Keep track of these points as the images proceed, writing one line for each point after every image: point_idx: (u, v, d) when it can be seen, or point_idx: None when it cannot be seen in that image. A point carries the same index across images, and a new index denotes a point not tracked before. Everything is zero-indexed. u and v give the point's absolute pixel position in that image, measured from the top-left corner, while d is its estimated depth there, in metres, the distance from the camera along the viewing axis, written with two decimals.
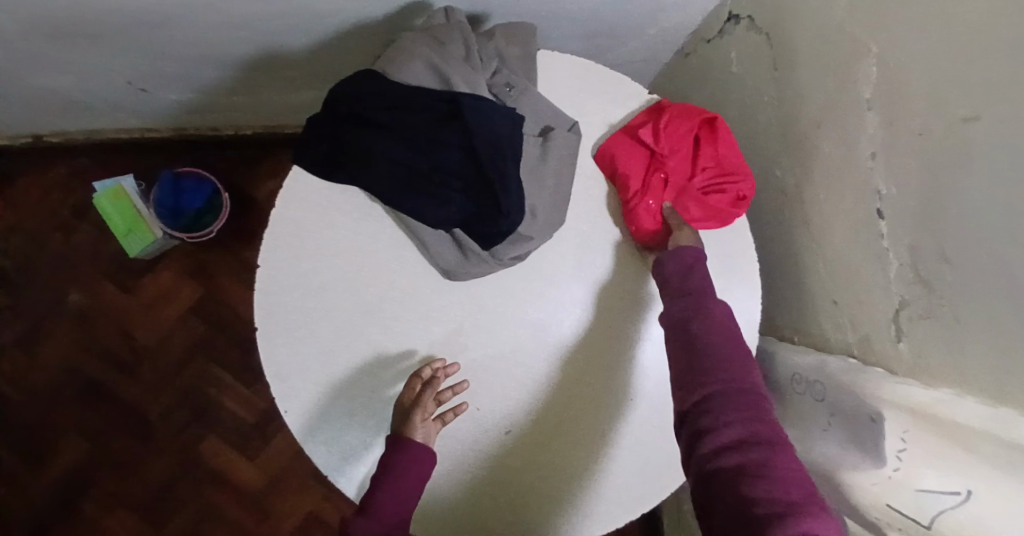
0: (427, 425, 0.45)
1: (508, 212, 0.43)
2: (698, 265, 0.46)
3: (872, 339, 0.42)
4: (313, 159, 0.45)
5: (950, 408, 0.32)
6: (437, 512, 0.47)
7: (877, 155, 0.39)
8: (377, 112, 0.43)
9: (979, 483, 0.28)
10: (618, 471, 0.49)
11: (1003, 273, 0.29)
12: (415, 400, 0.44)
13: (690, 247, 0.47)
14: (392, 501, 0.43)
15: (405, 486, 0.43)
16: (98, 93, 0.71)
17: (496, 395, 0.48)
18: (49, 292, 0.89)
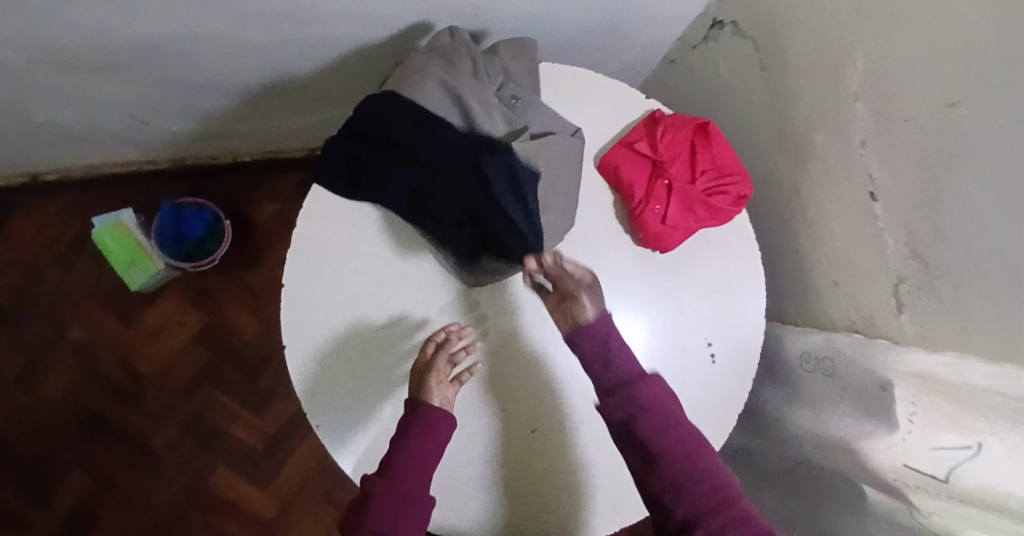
0: (444, 388, 0.46)
1: (528, 237, 0.44)
2: (612, 339, 0.47)
3: (875, 318, 0.44)
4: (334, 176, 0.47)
5: (959, 372, 0.35)
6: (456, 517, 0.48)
7: (867, 142, 0.42)
8: (400, 138, 0.45)
9: (992, 438, 0.31)
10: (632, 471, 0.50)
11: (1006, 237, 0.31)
12: (428, 364, 0.45)
13: (602, 324, 0.47)
14: (411, 465, 0.44)
15: (422, 448, 0.44)
16: (107, 126, 0.72)
17: (519, 398, 0.50)
18: (50, 326, 0.89)
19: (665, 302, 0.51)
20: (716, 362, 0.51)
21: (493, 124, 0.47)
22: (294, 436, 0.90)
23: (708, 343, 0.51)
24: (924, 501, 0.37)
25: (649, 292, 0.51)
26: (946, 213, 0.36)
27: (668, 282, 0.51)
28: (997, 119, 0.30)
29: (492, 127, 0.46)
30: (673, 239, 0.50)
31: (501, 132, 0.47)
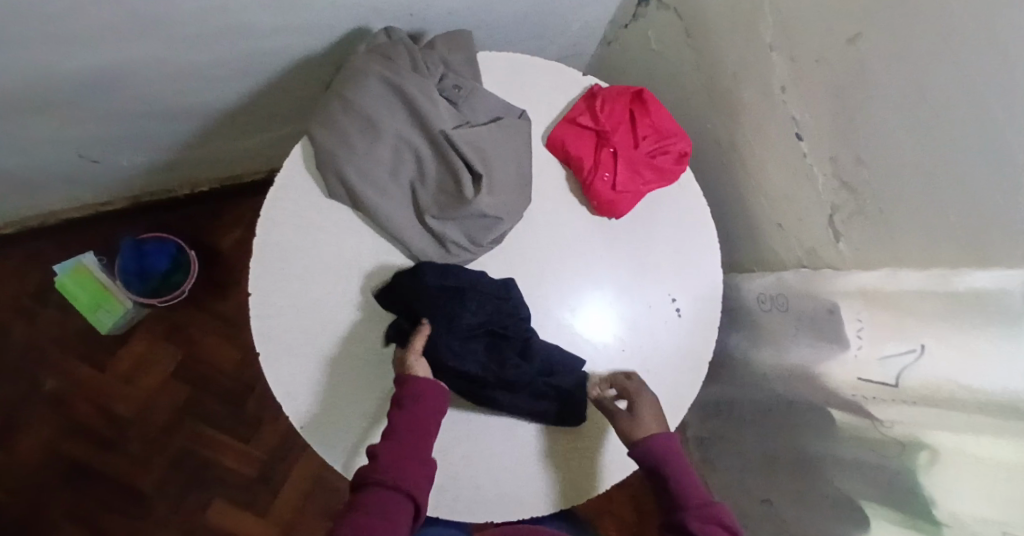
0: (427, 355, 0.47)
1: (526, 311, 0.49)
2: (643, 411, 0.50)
3: (818, 251, 0.47)
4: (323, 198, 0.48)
5: (894, 282, 0.38)
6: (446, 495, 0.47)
7: (786, 88, 0.45)
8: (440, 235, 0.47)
9: (931, 340, 0.35)
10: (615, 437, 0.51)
11: (923, 149, 0.35)
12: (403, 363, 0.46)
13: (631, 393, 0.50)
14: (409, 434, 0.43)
15: (419, 415, 0.44)
16: (59, 168, 0.72)
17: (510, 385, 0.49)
18: (21, 382, 0.86)
19: (626, 266, 0.53)
20: (682, 315, 0.53)
21: (439, 114, 0.49)
22: (287, 458, 0.89)
23: (672, 299, 0.53)
24: (882, 410, 0.40)
25: (611, 258, 0.53)
26: (864, 139, 0.39)
27: (628, 247, 0.54)
28: (904, 39, 0.33)
29: (439, 117, 0.49)
30: (626, 204, 0.52)
31: (448, 120, 0.49)
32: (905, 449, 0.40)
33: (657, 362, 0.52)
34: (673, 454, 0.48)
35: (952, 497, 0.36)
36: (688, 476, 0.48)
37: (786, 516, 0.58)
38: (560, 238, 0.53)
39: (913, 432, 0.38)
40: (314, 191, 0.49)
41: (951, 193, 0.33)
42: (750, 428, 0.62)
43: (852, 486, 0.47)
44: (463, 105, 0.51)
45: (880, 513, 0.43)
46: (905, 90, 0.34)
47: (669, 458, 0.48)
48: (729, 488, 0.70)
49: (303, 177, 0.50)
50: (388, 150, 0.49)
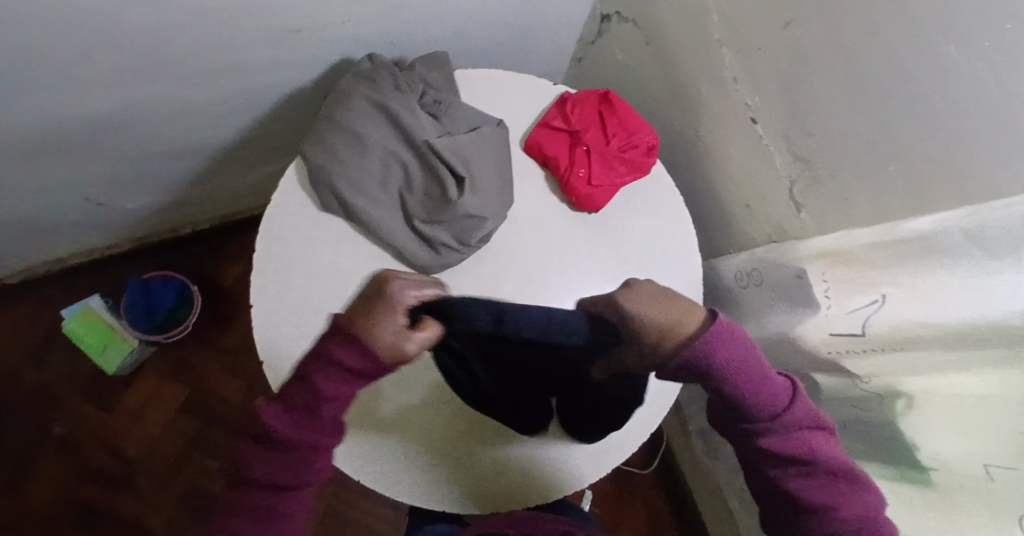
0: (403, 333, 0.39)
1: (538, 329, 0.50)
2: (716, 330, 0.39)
3: (784, 224, 0.50)
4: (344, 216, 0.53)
5: (847, 240, 0.41)
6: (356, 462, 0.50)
7: (738, 78, 0.49)
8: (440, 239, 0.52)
9: (890, 289, 0.38)
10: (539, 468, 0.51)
11: (861, 113, 0.38)
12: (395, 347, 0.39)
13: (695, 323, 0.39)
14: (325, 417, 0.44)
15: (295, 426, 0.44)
16: (67, 213, 0.76)
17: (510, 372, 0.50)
18: (31, 428, 0.87)
19: (608, 255, 0.56)
20: None
21: (422, 126, 0.53)
22: None
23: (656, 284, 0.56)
24: (856, 364, 0.43)
25: (593, 249, 0.56)
26: (809, 113, 0.43)
27: (608, 237, 0.57)
28: (831, 18, 0.37)
29: (422, 128, 0.53)
30: (603, 197, 0.55)
31: (431, 131, 0.53)
32: (884, 400, 0.41)
33: None
34: (732, 356, 0.39)
35: (933, 439, 0.38)
36: (756, 379, 0.40)
37: None
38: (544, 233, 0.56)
39: (888, 382, 0.40)
40: (310, 205, 0.53)
41: (889, 149, 0.37)
42: None
43: (846, 448, 0.48)
44: (444, 118, 0.55)
45: (874, 468, 0.45)
46: (838, 63, 0.39)
47: (727, 368, 0.39)
48: (737, 475, 0.70)
49: (299, 193, 0.53)
50: (376, 161, 0.53)
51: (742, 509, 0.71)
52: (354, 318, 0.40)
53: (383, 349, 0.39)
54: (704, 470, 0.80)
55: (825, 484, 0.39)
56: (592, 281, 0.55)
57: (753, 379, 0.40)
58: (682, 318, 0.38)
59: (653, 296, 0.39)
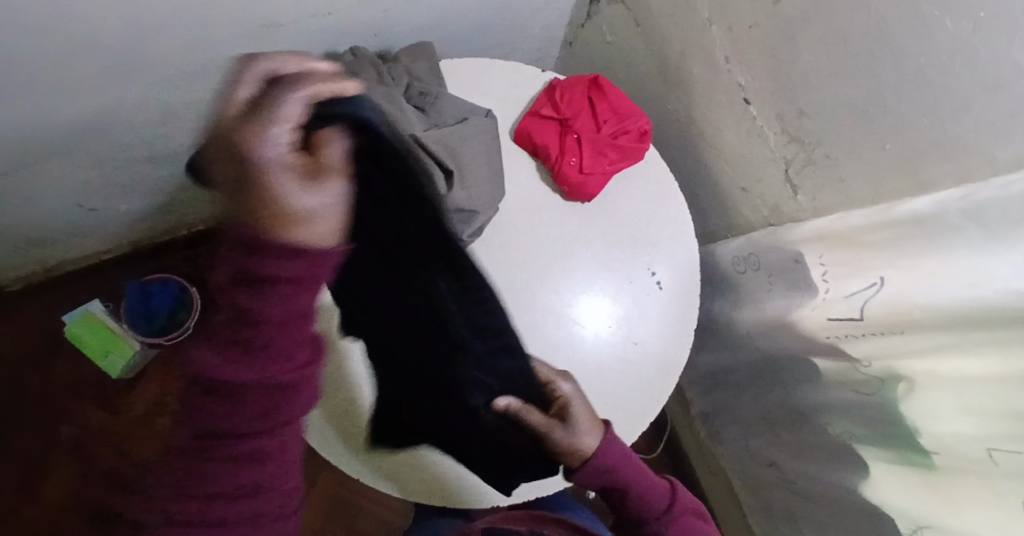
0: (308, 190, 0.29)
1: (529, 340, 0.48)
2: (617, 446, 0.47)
3: (780, 206, 0.49)
4: None
5: (845, 222, 0.40)
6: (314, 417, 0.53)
7: (730, 58, 0.48)
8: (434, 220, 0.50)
9: (888, 271, 0.37)
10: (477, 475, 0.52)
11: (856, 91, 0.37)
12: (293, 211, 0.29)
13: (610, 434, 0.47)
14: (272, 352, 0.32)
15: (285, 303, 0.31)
16: (62, 218, 0.75)
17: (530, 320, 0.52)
18: (40, 431, 0.88)
19: (603, 243, 0.55)
20: (663, 286, 0.55)
21: (407, 120, 0.52)
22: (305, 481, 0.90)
23: (652, 272, 0.55)
24: (856, 347, 0.42)
25: (587, 239, 0.55)
26: (802, 91, 0.41)
27: (600, 225, 0.56)
28: None
29: (407, 122, 0.51)
30: (595, 185, 0.54)
31: (417, 124, 0.52)
32: (884, 384, 0.41)
33: (645, 331, 0.54)
34: (627, 464, 0.47)
35: (933, 421, 0.37)
36: (643, 478, 0.48)
37: (794, 474, 0.58)
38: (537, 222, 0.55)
39: (888, 366, 0.40)
40: None
41: (885, 128, 0.36)
42: (747, 394, 0.63)
43: (847, 431, 0.48)
44: (431, 110, 0.54)
45: (876, 450, 0.45)
46: (830, 40, 0.37)
47: (624, 471, 0.47)
48: (741, 458, 0.70)
49: None
50: None
51: (745, 493, 0.71)
52: (246, 216, 0.28)
53: (284, 227, 0.29)
54: (707, 454, 0.80)
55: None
56: (586, 270, 0.54)
57: (638, 473, 0.48)
58: (591, 432, 0.46)
59: (585, 417, 0.46)
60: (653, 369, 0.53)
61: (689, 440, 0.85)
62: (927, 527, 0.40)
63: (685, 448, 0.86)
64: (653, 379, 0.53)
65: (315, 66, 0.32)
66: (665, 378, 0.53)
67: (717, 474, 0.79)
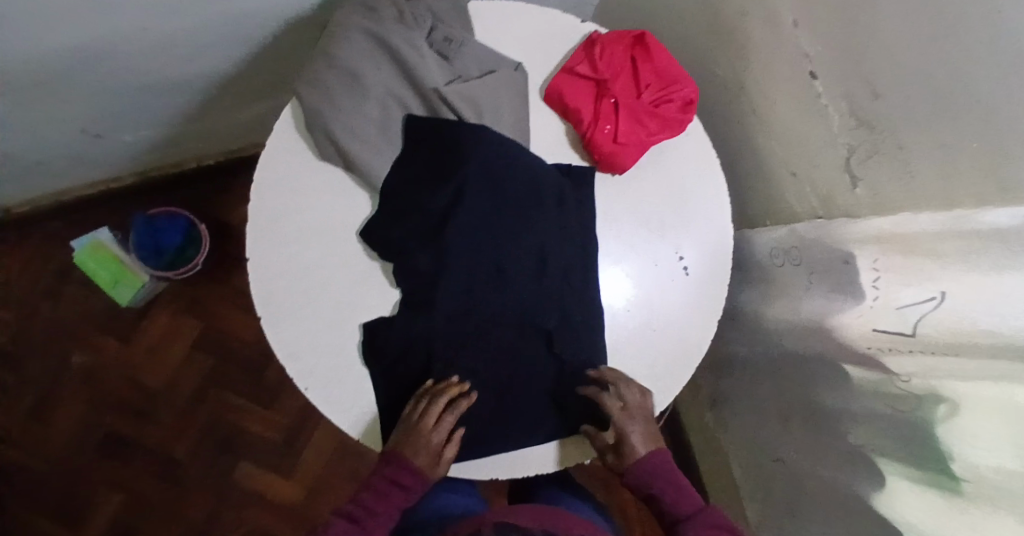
0: None
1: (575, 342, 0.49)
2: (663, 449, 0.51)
3: (833, 196, 0.44)
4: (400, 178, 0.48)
5: (910, 225, 0.36)
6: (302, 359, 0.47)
7: (799, 21, 0.42)
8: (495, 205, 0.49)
9: (953, 285, 0.32)
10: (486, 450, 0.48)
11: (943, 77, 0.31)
12: None
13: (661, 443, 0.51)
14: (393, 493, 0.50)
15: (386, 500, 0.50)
16: (64, 146, 0.72)
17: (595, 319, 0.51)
18: (52, 357, 0.90)
19: (631, 221, 0.51)
20: (689, 273, 0.51)
21: (429, 70, 0.48)
22: (307, 425, 0.91)
23: (680, 255, 0.51)
24: (897, 362, 0.38)
25: (613, 213, 0.51)
26: (879, 69, 0.36)
27: (631, 202, 0.52)
28: None
29: (429, 73, 0.48)
30: (629, 157, 0.49)
31: (439, 76, 0.48)
32: (923, 402, 0.37)
33: (665, 318, 0.51)
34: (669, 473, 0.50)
35: (970, 450, 0.34)
36: (683, 492, 0.50)
37: (801, 473, 0.57)
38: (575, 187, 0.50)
39: (930, 385, 0.36)
40: (306, 153, 0.49)
41: (968, 126, 0.30)
42: (764, 386, 0.60)
43: (869, 441, 0.45)
44: (454, 59, 0.50)
45: (897, 466, 0.42)
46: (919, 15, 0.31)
47: (660, 481, 0.50)
48: (746, 447, 0.69)
49: (293, 139, 0.49)
50: (376, 107, 0.48)
51: (747, 481, 0.70)
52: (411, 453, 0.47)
53: None
54: (709, 437, 0.79)
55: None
56: (612, 247, 0.51)
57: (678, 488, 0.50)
58: (643, 442, 0.49)
59: (643, 427, 0.48)
60: (670, 359, 0.50)
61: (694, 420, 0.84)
62: None
63: (689, 427, 0.85)
64: (668, 369, 0.50)
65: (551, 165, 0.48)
66: (681, 369, 0.51)
67: (718, 457, 0.78)
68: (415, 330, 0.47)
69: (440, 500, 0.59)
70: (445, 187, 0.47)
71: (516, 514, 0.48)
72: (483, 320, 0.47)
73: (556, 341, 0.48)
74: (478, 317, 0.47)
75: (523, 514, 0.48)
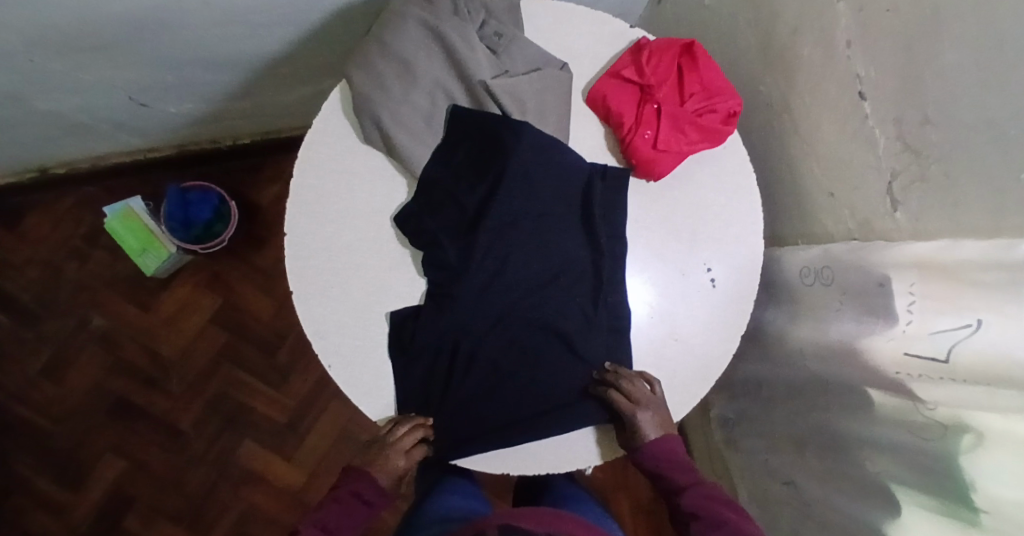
0: None
1: (593, 347, 0.49)
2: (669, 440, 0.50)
3: (871, 221, 0.44)
4: (432, 179, 0.48)
5: (949, 252, 0.35)
6: (333, 344, 0.47)
7: (853, 43, 0.42)
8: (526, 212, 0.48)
9: (989, 314, 0.32)
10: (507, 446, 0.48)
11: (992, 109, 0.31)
12: None
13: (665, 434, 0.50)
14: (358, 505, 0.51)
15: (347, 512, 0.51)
16: (108, 111, 0.74)
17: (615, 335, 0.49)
18: (73, 317, 0.91)
19: (662, 229, 0.52)
20: (716, 286, 0.51)
21: (478, 63, 0.48)
22: (315, 408, 0.92)
23: (707, 268, 0.51)
24: (926, 389, 0.38)
25: (645, 219, 0.52)
26: (931, 95, 0.36)
27: (665, 210, 0.52)
28: None
29: (477, 65, 0.48)
30: (667, 164, 0.50)
31: (488, 69, 0.49)
32: (947, 433, 0.37)
33: (688, 329, 0.51)
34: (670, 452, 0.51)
35: (992, 483, 0.33)
36: (679, 465, 0.51)
37: (811, 499, 0.56)
38: (611, 190, 0.50)
39: (956, 413, 0.36)
40: (349, 136, 0.50)
41: (1012, 158, 0.30)
42: (779, 409, 0.60)
43: (887, 471, 0.45)
44: (503, 55, 0.50)
45: (914, 497, 0.41)
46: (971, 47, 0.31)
47: (662, 459, 0.50)
48: (754, 469, 0.68)
49: (339, 120, 0.50)
50: (423, 96, 0.49)
51: (751, 504, 0.70)
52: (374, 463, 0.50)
53: None
54: (715, 457, 0.79)
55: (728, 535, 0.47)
56: (642, 254, 0.51)
57: (676, 462, 0.51)
58: (656, 428, 0.48)
59: (654, 415, 0.48)
60: (690, 370, 0.50)
61: (700, 440, 0.83)
62: None
63: (695, 446, 0.84)
64: (687, 379, 0.50)
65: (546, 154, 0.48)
66: (701, 381, 0.51)
67: (722, 478, 0.77)
68: (443, 320, 0.47)
69: (444, 503, 0.59)
70: (484, 179, 0.48)
71: (520, 517, 0.47)
72: (512, 314, 0.48)
73: (580, 341, 0.49)
74: (508, 311, 0.48)
75: (528, 516, 0.47)
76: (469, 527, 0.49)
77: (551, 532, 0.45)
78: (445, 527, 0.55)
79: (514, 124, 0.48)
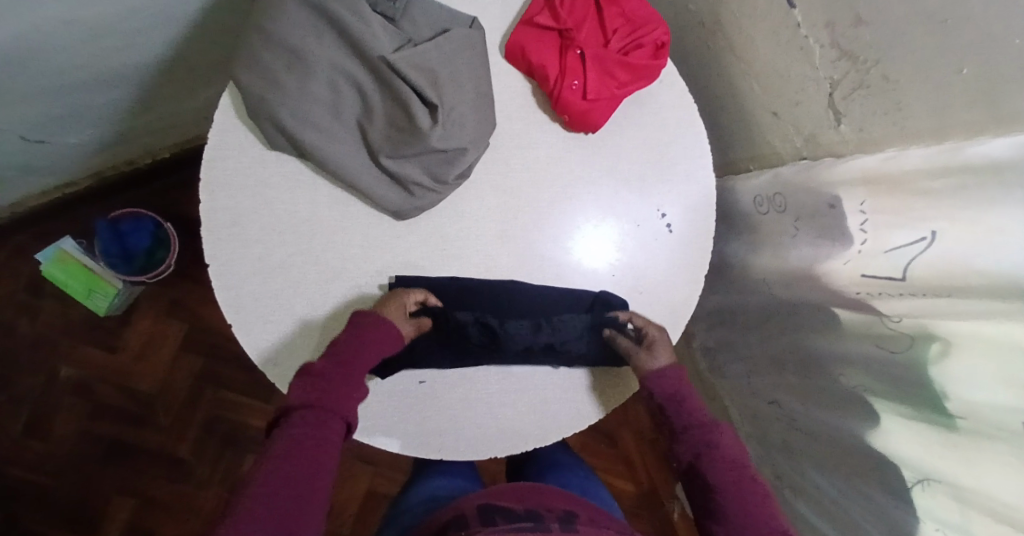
0: None
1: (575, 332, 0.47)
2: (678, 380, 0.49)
3: (816, 136, 0.42)
4: (356, 214, 0.46)
5: (896, 163, 0.33)
6: (288, 367, 0.45)
7: None
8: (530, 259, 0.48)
9: (943, 224, 0.31)
10: (498, 423, 0.47)
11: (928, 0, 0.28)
12: None
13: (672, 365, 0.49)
14: (347, 359, 0.42)
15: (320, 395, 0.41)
16: (6, 156, 0.67)
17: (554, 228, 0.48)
18: (39, 373, 0.88)
19: (608, 183, 0.49)
20: (673, 230, 0.50)
21: (375, 36, 0.43)
22: None
23: (661, 213, 0.49)
24: (888, 304, 0.37)
25: (589, 176, 0.49)
26: None
27: (608, 162, 0.49)
28: None
29: (375, 38, 0.43)
30: (602, 113, 0.47)
31: (389, 40, 0.44)
32: (914, 342, 0.36)
33: (650, 280, 0.49)
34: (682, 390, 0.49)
35: (965, 388, 0.32)
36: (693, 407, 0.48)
37: (796, 416, 0.57)
38: (545, 180, 0.48)
39: (921, 324, 0.35)
40: (255, 145, 0.46)
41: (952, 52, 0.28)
42: (754, 334, 0.60)
43: (862, 385, 0.45)
44: (403, 22, 0.46)
45: (890, 405, 0.42)
46: None
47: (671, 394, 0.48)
48: (742, 393, 0.69)
49: (240, 130, 0.46)
50: (323, 86, 0.44)
51: (743, 422, 0.72)
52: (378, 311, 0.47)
53: None
54: (704, 382, 0.80)
55: (737, 473, 0.43)
56: (593, 211, 0.48)
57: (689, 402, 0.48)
58: (665, 355, 0.48)
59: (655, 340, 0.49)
60: (659, 320, 0.50)
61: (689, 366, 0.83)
62: (934, 480, 0.38)
63: None
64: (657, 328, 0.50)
65: (465, 157, 0.45)
66: (673, 327, 0.50)
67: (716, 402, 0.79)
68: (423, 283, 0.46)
69: (430, 484, 0.60)
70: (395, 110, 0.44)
71: (500, 496, 0.49)
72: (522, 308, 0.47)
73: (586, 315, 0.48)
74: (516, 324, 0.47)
75: (508, 495, 0.49)
76: (449, 509, 0.50)
77: (531, 506, 0.46)
78: (430, 505, 0.56)
79: (429, 126, 0.43)
